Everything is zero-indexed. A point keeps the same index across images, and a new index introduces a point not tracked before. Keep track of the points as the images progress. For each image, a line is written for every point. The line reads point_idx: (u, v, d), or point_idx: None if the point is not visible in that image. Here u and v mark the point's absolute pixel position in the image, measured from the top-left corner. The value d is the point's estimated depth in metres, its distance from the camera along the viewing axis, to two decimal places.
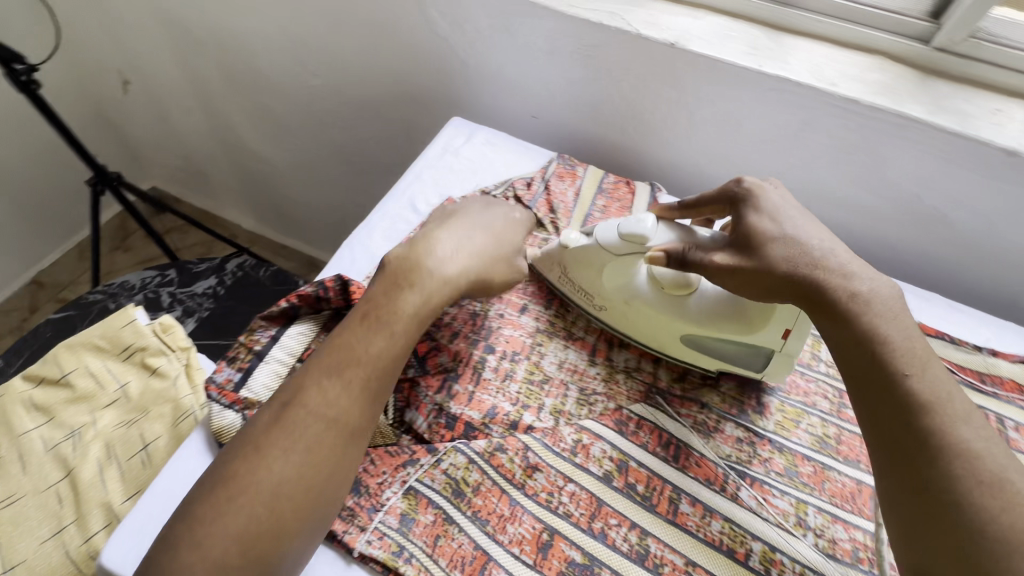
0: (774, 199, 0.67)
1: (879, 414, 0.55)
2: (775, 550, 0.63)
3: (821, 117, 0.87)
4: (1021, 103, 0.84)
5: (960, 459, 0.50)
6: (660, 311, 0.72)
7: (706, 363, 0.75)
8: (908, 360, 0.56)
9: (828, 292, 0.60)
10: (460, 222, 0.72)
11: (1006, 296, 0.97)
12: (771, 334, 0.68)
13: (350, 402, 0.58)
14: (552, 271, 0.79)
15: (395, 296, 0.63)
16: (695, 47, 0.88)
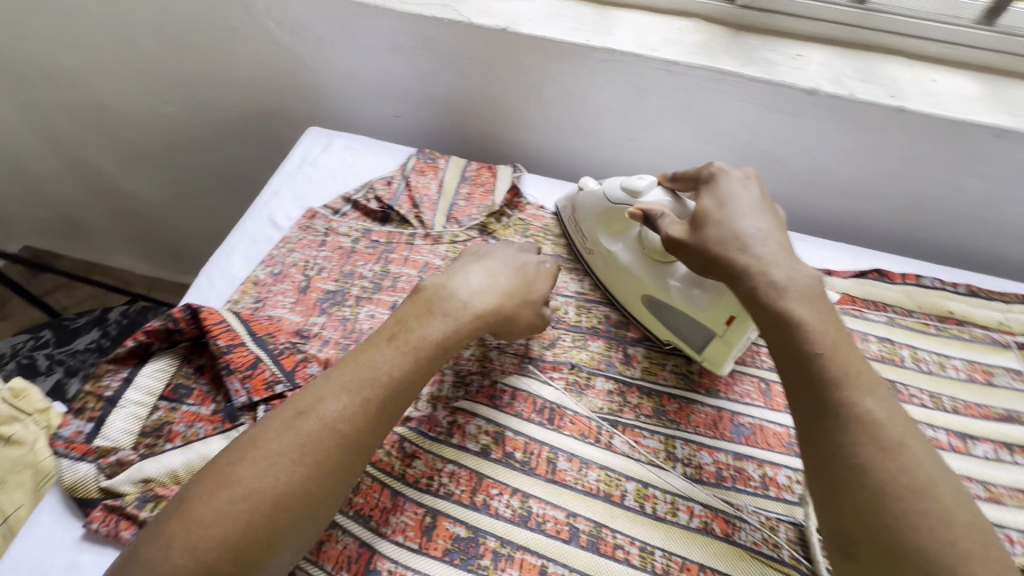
0: (730, 188, 0.71)
1: (795, 384, 0.57)
2: (647, 486, 0.68)
3: (651, 81, 0.93)
4: (817, 46, 0.93)
5: (863, 428, 0.52)
6: (629, 264, 0.80)
7: (661, 329, 0.80)
8: (820, 340, 0.57)
9: (748, 272, 0.63)
10: (490, 260, 0.75)
11: (843, 222, 1.08)
12: (717, 316, 0.72)
13: (354, 428, 0.57)
14: (567, 215, 0.90)
15: (429, 321, 0.65)
16: (526, 29, 0.92)
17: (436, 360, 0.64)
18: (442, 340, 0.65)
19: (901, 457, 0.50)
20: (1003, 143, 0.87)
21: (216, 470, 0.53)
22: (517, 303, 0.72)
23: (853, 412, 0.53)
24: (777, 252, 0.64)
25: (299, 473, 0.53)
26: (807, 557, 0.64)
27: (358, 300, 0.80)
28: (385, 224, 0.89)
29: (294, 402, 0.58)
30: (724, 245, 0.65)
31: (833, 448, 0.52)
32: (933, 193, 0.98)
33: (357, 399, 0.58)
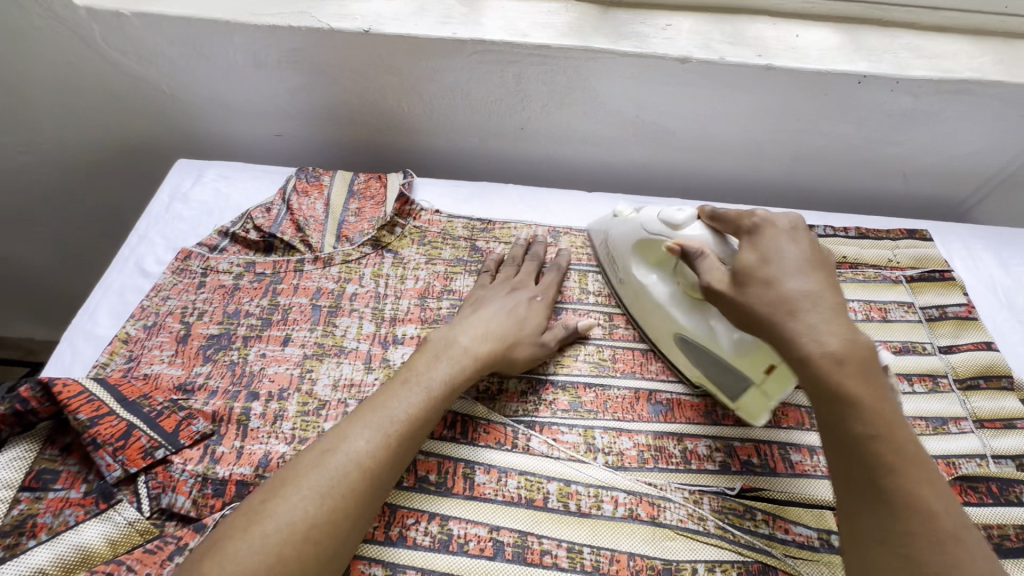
0: (778, 240, 0.63)
1: (846, 462, 0.54)
2: (569, 483, 0.66)
3: (528, 67, 0.91)
4: (684, 14, 0.94)
5: (919, 517, 0.49)
6: (659, 299, 0.74)
7: (693, 374, 0.74)
8: (875, 421, 0.53)
9: (797, 341, 0.56)
10: (482, 306, 0.76)
11: (741, 183, 1.11)
12: (753, 366, 0.66)
13: (382, 464, 0.58)
14: (599, 240, 0.87)
15: (435, 365, 0.66)
16: (389, 28, 0.88)
17: (450, 395, 0.65)
18: (451, 381, 0.66)
19: (953, 556, 0.47)
20: (866, 89, 0.90)
21: (249, 507, 0.52)
22: (514, 338, 0.73)
23: (906, 502, 0.50)
24: (830, 318, 0.57)
25: (330, 505, 0.54)
26: (732, 524, 0.65)
27: (246, 341, 0.75)
28: (269, 254, 0.83)
29: (323, 440, 0.58)
30: (762, 308, 0.59)
31: (883, 536, 0.50)
32: (815, 143, 1.01)
33: (382, 436, 0.59)
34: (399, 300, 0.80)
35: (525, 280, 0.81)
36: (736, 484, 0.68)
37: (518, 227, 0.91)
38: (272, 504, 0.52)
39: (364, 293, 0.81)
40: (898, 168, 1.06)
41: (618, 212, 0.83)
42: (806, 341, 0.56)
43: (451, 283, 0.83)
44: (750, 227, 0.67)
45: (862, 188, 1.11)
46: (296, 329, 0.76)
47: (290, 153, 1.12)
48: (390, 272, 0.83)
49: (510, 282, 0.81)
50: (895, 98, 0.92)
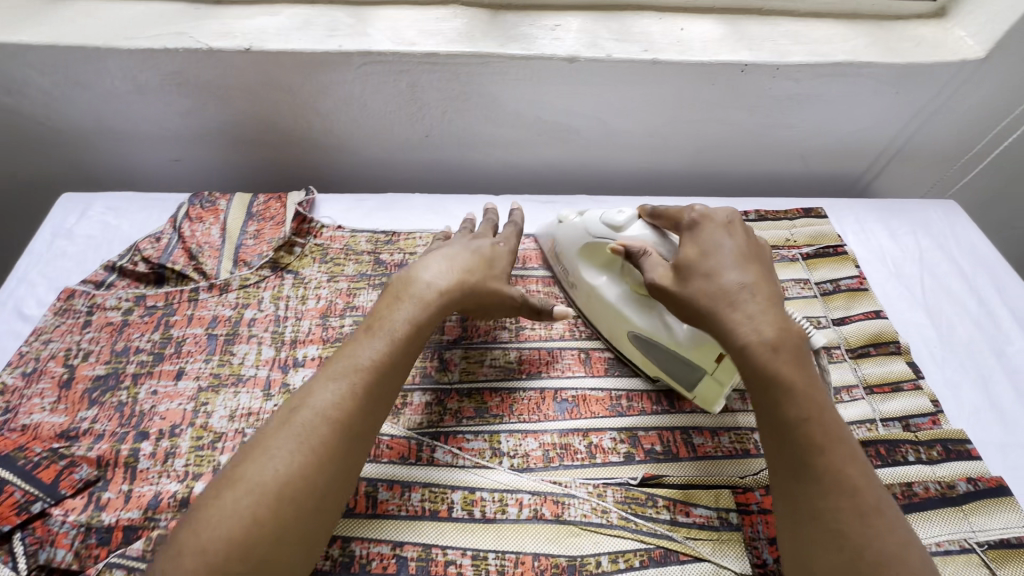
0: (717, 233, 0.67)
1: (778, 444, 0.57)
2: (474, 491, 0.66)
3: (421, 76, 0.91)
4: (572, 14, 0.95)
5: (845, 493, 0.52)
6: (612, 299, 0.77)
7: (650, 370, 0.76)
8: (808, 404, 0.56)
9: (735, 331, 0.59)
10: (448, 248, 0.72)
11: (650, 174, 1.14)
12: (704, 355, 0.68)
13: (350, 413, 0.57)
14: (548, 247, 0.89)
15: (398, 307, 0.64)
16: (271, 45, 0.86)
17: (418, 337, 0.63)
18: (416, 321, 0.63)
19: (880, 528, 0.51)
20: (750, 77, 0.93)
21: (222, 475, 0.52)
22: (485, 279, 0.70)
23: (836, 476, 0.53)
24: (765, 306, 0.60)
25: (301, 460, 0.53)
26: (634, 513, 0.66)
27: (136, 379, 0.72)
28: (160, 285, 0.81)
29: (289, 401, 0.57)
30: (701, 301, 0.62)
31: (811, 512, 0.53)
32: (713, 132, 1.04)
33: (348, 385, 0.58)
34: (299, 321, 0.79)
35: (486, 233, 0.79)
36: (639, 473, 0.69)
37: (423, 236, 0.91)
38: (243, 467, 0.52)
39: (263, 318, 0.79)
40: (794, 150, 1.10)
41: (563, 218, 0.85)
42: (747, 329, 0.59)
43: (354, 299, 0.82)
44: (693, 220, 0.69)
45: (765, 170, 1.15)
46: (190, 361, 0.74)
47: (195, 176, 1.09)
48: (291, 294, 0.82)
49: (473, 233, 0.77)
50: (778, 84, 0.96)
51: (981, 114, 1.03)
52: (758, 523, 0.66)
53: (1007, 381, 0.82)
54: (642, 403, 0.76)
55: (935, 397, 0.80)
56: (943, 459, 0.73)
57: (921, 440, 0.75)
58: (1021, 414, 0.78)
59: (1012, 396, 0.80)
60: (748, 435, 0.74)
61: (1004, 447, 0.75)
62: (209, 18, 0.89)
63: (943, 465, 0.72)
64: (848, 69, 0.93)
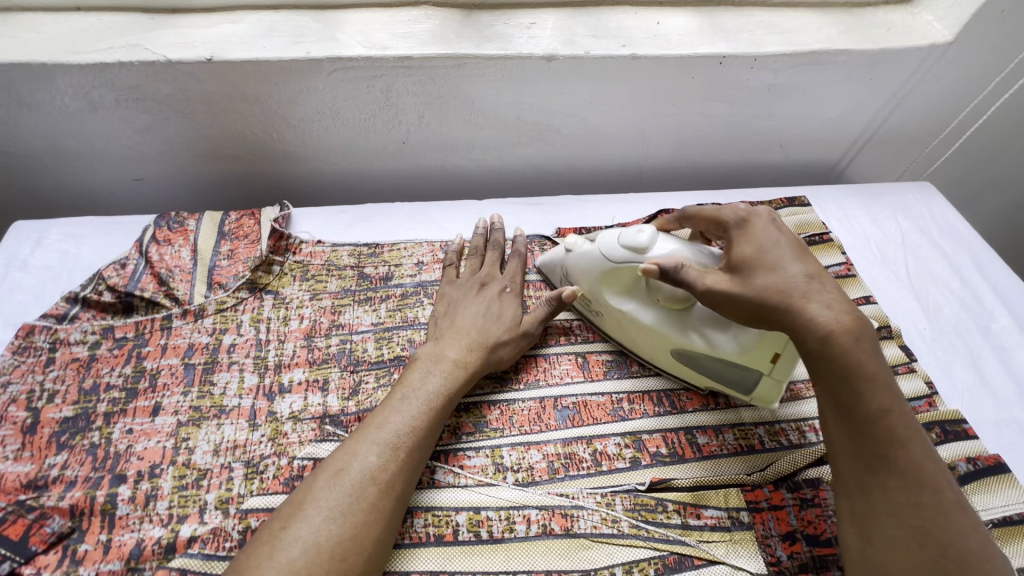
0: (768, 229, 0.67)
1: (856, 437, 0.57)
2: (480, 510, 0.64)
3: (395, 80, 0.87)
4: (546, 11, 0.93)
5: (926, 486, 0.53)
6: (647, 322, 0.73)
7: (698, 381, 0.75)
8: (887, 397, 0.57)
9: (816, 323, 0.59)
10: (460, 311, 0.76)
11: (632, 170, 1.13)
12: (762, 357, 0.67)
13: (394, 476, 0.59)
14: (556, 274, 0.83)
15: (428, 376, 0.68)
16: (233, 54, 0.81)
17: (450, 404, 0.67)
18: (446, 389, 0.67)
19: (959, 520, 0.52)
20: (728, 68, 0.93)
21: (268, 535, 0.54)
22: (497, 337, 0.73)
23: (916, 470, 0.54)
24: (839, 298, 0.61)
25: (351, 522, 0.55)
26: (645, 520, 0.64)
27: (108, 418, 0.67)
28: (129, 315, 0.75)
29: (330, 462, 0.60)
30: (769, 298, 0.61)
31: (891, 505, 0.54)
32: (693, 125, 1.04)
33: (390, 449, 0.61)
34: (283, 344, 0.75)
35: (491, 272, 0.81)
36: (646, 478, 0.68)
37: (408, 246, 0.88)
38: (292, 528, 0.54)
39: (243, 343, 0.74)
40: (772, 139, 1.11)
41: (568, 244, 0.79)
42: (824, 326, 0.58)
43: (339, 318, 0.78)
44: (738, 219, 0.69)
45: (746, 161, 1.16)
46: (167, 395, 0.69)
47: (160, 195, 1.04)
48: (271, 315, 0.77)
49: (477, 277, 0.80)
50: (756, 75, 0.95)
51: (951, 96, 1.05)
52: (770, 520, 0.65)
53: (995, 358, 0.83)
54: (644, 405, 0.74)
55: (930, 378, 0.81)
56: (942, 440, 0.74)
57: (920, 423, 0.75)
58: (1012, 391, 0.80)
59: (1002, 373, 0.81)
60: (752, 430, 0.73)
61: (999, 424, 0.76)
62: (165, 28, 0.84)
63: (943, 447, 0.73)
64: (824, 57, 0.94)
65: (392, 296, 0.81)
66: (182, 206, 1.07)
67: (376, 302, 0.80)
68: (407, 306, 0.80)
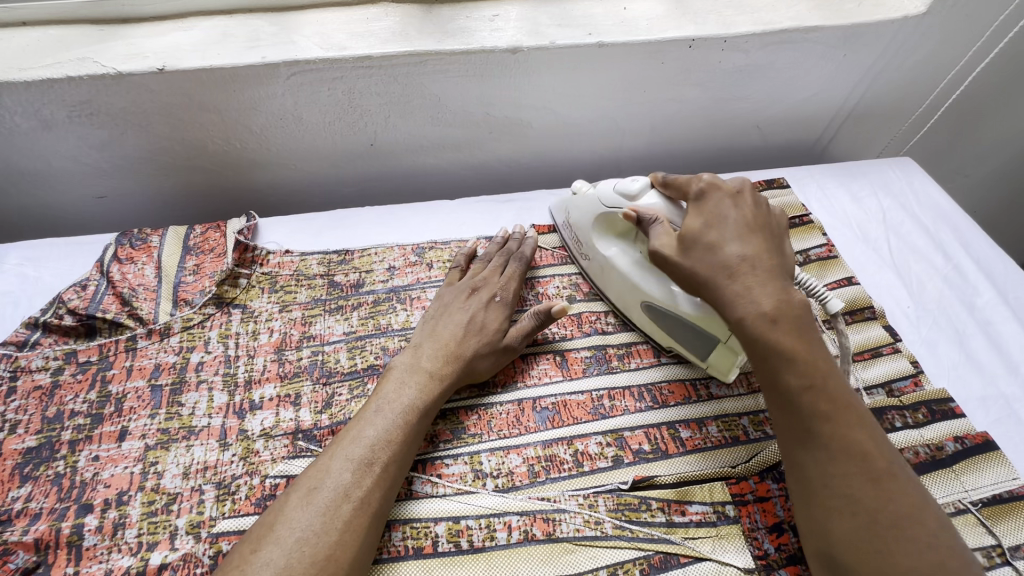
0: (718, 206, 0.66)
1: (785, 413, 0.57)
2: (459, 520, 0.62)
3: (357, 81, 0.85)
4: (509, 2, 0.91)
5: (852, 456, 0.53)
6: (624, 269, 0.76)
7: (662, 340, 0.76)
8: (807, 371, 0.57)
9: (733, 304, 0.60)
10: (442, 319, 0.74)
11: (608, 160, 1.11)
12: (716, 323, 0.68)
13: (369, 492, 0.58)
14: (563, 216, 0.87)
15: (402, 389, 0.66)
16: (186, 63, 0.79)
17: (427, 416, 0.66)
18: (422, 402, 0.65)
19: (890, 486, 0.52)
20: (698, 52, 0.91)
21: (237, 560, 0.52)
22: (474, 350, 0.71)
23: (843, 441, 0.54)
24: (762, 276, 0.61)
25: (326, 541, 0.54)
26: (628, 520, 0.63)
27: (73, 446, 0.65)
28: (92, 338, 0.73)
29: (301, 481, 0.58)
30: (698, 274, 0.63)
31: (821, 479, 0.54)
32: (667, 111, 1.02)
33: (365, 465, 0.59)
34: (253, 359, 0.73)
35: (489, 278, 0.79)
36: (629, 476, 0.66)
37: (379, 251, 0.85)
38: (264, 551, 0.53)
39: (211, 360, 0.72)
40: (748, 122, 1.09)
41: (574, 188, 0.83)
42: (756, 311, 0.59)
43: (310, 329, 0.76)
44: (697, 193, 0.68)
45: (722, 145, 1.14)
46: (134, 419, 0.67)
47: (126, 212, 1.01)
48: (240, 330, 0.76)
49: (471, 281, 0.78)
50: (728, 57, 0.93)
51: (926, 69, 1.03)
52: (755, 512, 0.64)
53: (981, 334, 0.82)
54: (625, 402, 0.73)
55: (914, 357, 0.80)
56: (929, 421, 0.72)
57: (906, 404, 0.74)
58: (997, 366, 0.79)
59: (988, 349, 0.80)
60: (735, 421, 0.72)
61: (985, 400, 0.75)
62: (116, 39, 0.81)
63: (929, 427, 0.72)
64: (795, 35, 0.92)
65: (364, 303, 0.79)
66: (149, 221, 1.04)
67: (347, 311, 0.78)
68: (380, 313, 0.78)
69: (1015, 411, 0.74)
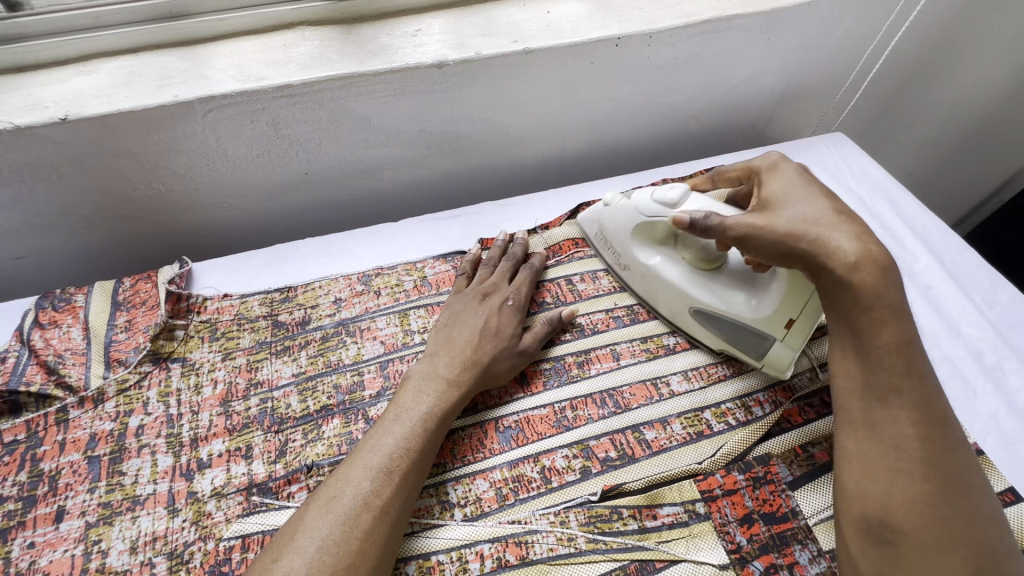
0: (790, 173, 0.68)
1: (873, 372, 0.56)
2: (430, 555, 0.61)
3: (280, 110, 0.82)
4: (431, 16, 0.89)
5: (937, 423, 0.53)
6: (671, 278, 0.77)
7: (710, 343, 0.77)
8: (904, 334, 0.56)
9: (845, 248, 0.58)
10: (455, 327, 0.74)
11: (552, 164, 1.11)
12: (776, 322, 0.69)
13: (389, 500, 0.58)
14: (593, 230, 0.86)
15: (418, 398, 0.66)
16: (92, 109, 0.74)
17: (443, 423, 0.65)
18: (439, 410, 0.65)
19: (959, 456, 0.53)
20: (626, 49, 0.91)
21: (259, 567, 0.52)
22: (489, 358, 0.70)
23: (928, 407, 0.54)
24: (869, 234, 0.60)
25: (346, 551, 0.54)
26: (601, 532, 0.62)
27: (5, 535, 0.60)
28: (17, 414, 0.68)
29: (322, 489, 0.58)
30: (797, 227, 0.61)
31: (901, 439, 0.53)
32: (604, 110, 1.02)
33: (385, 473, 0.59)
34: (197, 415, 0.69)
35: (498, 284, 0.79)
36: (597, 487, 0.66)
37: (323, 284, 0.83)
38: (284, 561, 0.52)
39: (152, 422, 0.68)
40: (687, 112, 1.10)
41: (607, 200, 0.82)
42: (855, 253, 0.58)
43: (256, 375, 0.73)
44: (768, 166, 0.71)
45: (664, 138, 1.15)
46: (70, 496, 0.63)
47: (48, 271, 0.95)
48: (181, 385, 0.72)
49: (481, 287, 0.78)
50: (657, 51, 0.94)
51: (849, 45, 1.06)
52: (725, 507, 0.64)
53: (923, 298, 0.85)
54: (588, 410, 0.72)
55: None
56: None
57: None
58: (941, 328, 0.81)
59: (930, 313, 0.83)
60: (698, 416, 0.72)
61: (933, 363, 0.78)
62: (11, 90, 0.76)
63: None
64: (719, 24, 0.93)
65: (312, 341, 0.76)
66: (76, 277, 0.98)
67: (295, 351, 0.75)
68: (329, 349, 0.76)
69: (960, 370, 0.77)
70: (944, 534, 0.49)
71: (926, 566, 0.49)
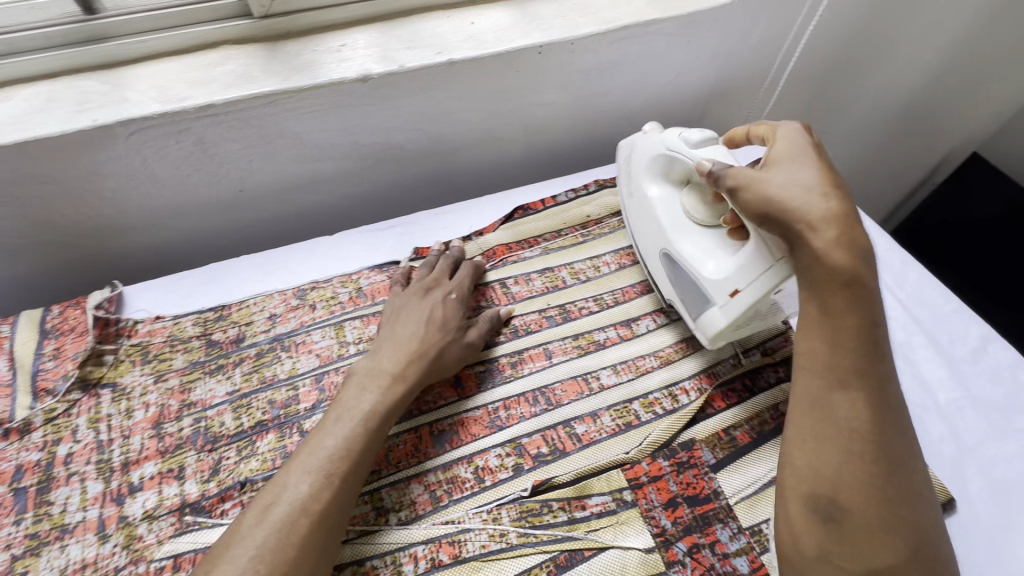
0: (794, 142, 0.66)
1: (836, 355, 0.56)
2: (364, 561, 0.62)
3: (204, 130, 0.82)
4: (356, 30, 0.90)
5: (888, 404, 0.55)
6: (656, 216, 0.81)
7: (669, 290, 0.82)
8: (869, 319, 0.56)
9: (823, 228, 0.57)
10: (400, 320, 0.75)
11: (490, 169, 1.13)
12: (722, 285, 0.71)
13: (327, 504, 0.58)
14: (626, 154, 0.90)
15: (362, 394, 0.67)
16: (7, 137, 0.73)
17: (386, 420, 0.66)
18: (383, 405, 0.66)
19: (905, 437, 0.55)
20: (550, 56, 0.93)
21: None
22: (437, 347, 0.73)
23: (883, 391, 0.55)
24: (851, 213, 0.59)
25: (281, 558, 0.54)
26: (532, 526, 0.64)
27: None
28: None
29: (261, 496, 0.59)
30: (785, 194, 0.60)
31: (856, 422, 0.54)
32: (536, 115, 1.05)
33: (323, 476, 0.60)
34: (129, 439, 0.69)
35: (439, 279, 0.81)
36: (528, 483, 0.68)
37: (258, 300, 0.83)
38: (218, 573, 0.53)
39: (81, 449, 0.68)
40: (619, 113, 1.13)
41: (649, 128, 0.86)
42: (832, 229, 0.57)
43: (189, 396, 0.73)
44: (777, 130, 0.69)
45: (599, 139, 1.18)
46: None
47: None
48: (111, 411, 0.71)
49: (422, 283, 0.80)
50: (581, 57, 0.97)
51: (768, 44, 1.11)
52: (651, 493, 0.67)
53: None
54: (520, 409, 0.74)
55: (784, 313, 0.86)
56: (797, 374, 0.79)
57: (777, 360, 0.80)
58: None
59: None
60: (627, 408, 0.75)
61: None
62: None
63: None
64: (638, 29, 0.96)
65: (246, 358, 0.77)
66: (5, 307, 0.96)
67: (229, 369, 0.76)
68: (264, 365, 0.76)
69: None
70: (884, 514, 0.52)
71: (865, 544, 0.52)
